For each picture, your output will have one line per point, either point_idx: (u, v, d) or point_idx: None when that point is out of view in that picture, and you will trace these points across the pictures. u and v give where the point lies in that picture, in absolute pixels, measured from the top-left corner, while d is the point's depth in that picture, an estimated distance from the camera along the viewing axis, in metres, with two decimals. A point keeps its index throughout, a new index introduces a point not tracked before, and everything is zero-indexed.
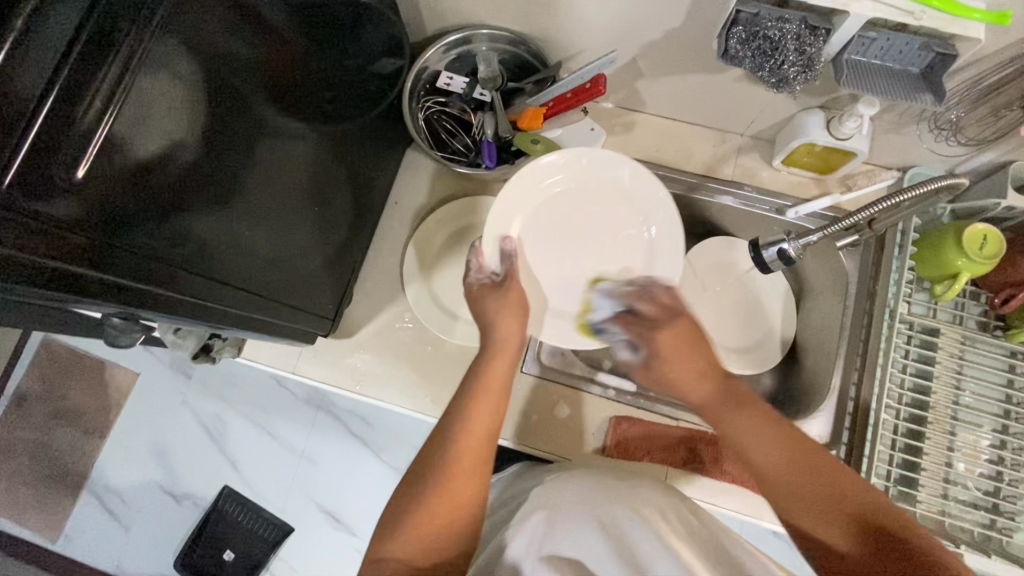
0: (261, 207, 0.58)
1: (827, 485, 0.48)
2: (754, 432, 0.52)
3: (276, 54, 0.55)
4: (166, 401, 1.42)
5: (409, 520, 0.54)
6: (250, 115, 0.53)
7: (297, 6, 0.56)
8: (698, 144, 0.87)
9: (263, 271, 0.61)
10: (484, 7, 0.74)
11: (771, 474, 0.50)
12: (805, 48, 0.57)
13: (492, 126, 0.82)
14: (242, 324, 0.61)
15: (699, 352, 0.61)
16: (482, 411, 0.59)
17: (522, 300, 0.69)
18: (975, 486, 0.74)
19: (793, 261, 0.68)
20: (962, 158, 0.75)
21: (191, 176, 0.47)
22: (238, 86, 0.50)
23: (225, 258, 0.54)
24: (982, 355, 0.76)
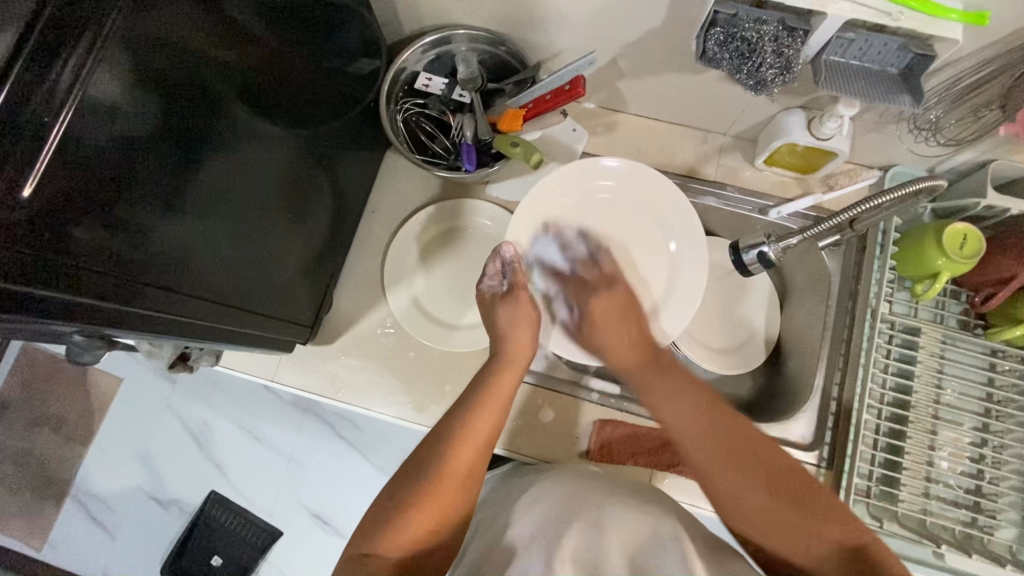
0: (233, 215, 0.57)
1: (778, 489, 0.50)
2: (722, 448, 0.52)
3: (248, 56, 0.54)
4: (149, 406, 1.40)
5: (396, 521, 0.53)
6: (219, 120, 0.51)
7: (266, 6, 0.54)
8: (681, 144, 0.86)
9: (237, 280, 0.60)
10: (462, 6, 0.73)
11: (747, 495, 0.51)
12: (782, 50, 0.56)
13: (471, 128, 0.80)
14: (216, 334, 0.59)
15: (629, 315, 0.66)
16: (481, 426, 0.58)
17: (535, 309, 0.69)
18: (956, 484, 0.74)
19: (773, 264, 0.68)
20: (942, 157, 0.75)
21: (158, 183, 0.46)
22: (208, 88, 0.49)
23: (194, 269, 0.52)
24: (963, 353, 0.77)
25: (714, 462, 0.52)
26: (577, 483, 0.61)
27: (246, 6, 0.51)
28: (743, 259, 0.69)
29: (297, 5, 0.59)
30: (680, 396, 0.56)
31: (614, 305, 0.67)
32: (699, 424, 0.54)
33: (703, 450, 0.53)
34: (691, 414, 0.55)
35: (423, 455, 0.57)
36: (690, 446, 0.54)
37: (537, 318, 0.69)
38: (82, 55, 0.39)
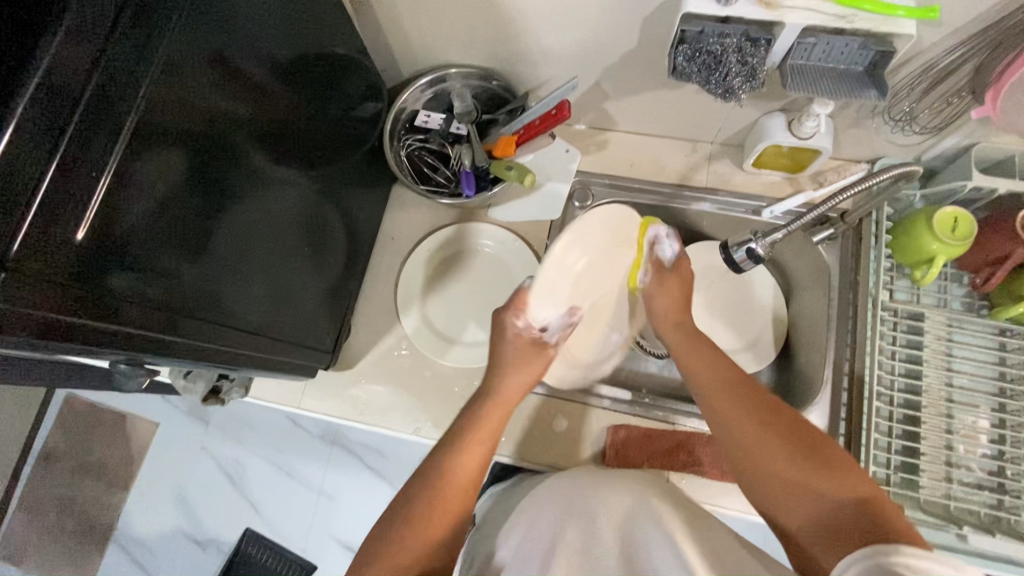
0: (254, 253, 0.62)
1: (775, 428, 0.55)
2: (722, 378, 0.62)
3: (260, 107, 0.59)
4: (185, 447, 1.46)
5: (400, 543, 0.54)
6: (239, 169, 0.58)
7: (274, 65, 0.61)
8: (671, 155, 0.90)
9: (259, 310, 0.65)
10: (453, 45, 0.80)
11: (758, 441, 0.55)
12: (747, 59, 0.60)
13: (469, 157, 0.84)
14: (244, 361, 0.64)
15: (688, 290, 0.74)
16: (465, 472, 0.60)
17: (530, 360, 0.71)
18: (978, 467, 0.73)
19: (763, 259, 0.70)
20: (926, 145, 0.77)
21: (184, 225, 0.51)
22: (228, 139, 0.55)
23: (222, 304, 0.58)
24: (971, 334, 0.77)
25: (759, 440, 0.55)
26: (585, 483, 0.62)
27: (258, 65, 0.58)
28: (734, 257, 0.72)
29: (301, 60, 0.66)
30: (714, 362, 0.64)
31: (678, 291, 0.74)
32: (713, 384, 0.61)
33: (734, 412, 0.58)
34: (717, 368, 0.63)
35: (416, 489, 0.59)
36: (699, 373, 0.64)
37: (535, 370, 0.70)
38: (121, 112, 0.44)
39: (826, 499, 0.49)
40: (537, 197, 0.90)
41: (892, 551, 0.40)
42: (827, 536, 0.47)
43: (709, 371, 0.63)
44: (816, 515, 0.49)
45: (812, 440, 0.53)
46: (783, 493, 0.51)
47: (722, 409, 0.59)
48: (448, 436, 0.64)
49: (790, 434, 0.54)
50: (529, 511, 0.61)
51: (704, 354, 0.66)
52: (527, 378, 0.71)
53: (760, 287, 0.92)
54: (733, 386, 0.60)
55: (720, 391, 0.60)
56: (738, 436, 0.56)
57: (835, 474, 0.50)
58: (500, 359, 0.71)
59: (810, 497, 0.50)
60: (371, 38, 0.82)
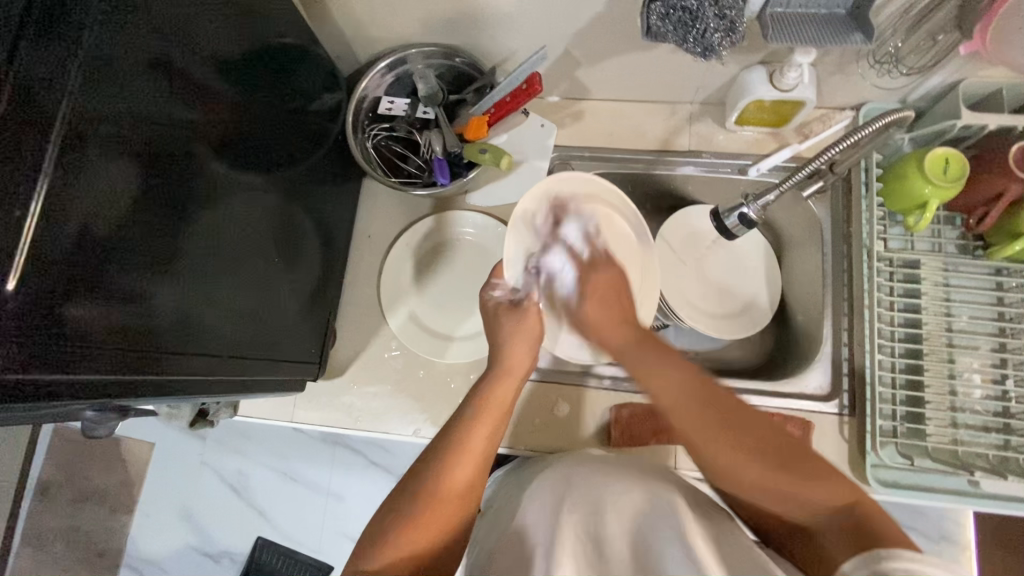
0: (226, 273, 0.59)
1: (757, 439, 0.48)
2: (693, 402, 0.50)
3: (214, 111, 0.55)
4: (184, 464, 1.43)
5: (398, 528, 0.53)
6: (199, 183, 0.53)
7: (220, 63, 0.56)
8: (650, 120, 0.87)
9: (238, 329, 0.61)
10: (410, 22, 0.75)
11: (740, 468, 0.48)
12: (724, 12, 0.54)
13: (439, 143, 0.80)
14: (230, 386, 0.61)
15: (623, 298, 0.65)
16: (472, 450, 0.58)
17: (536, 325, 0.70)
18: (983, 409, 0.73)
19: (756, 224, 0.67)
20: (911, 86, 0.74)
21: (145, 249, 0.47)
22: (183, 150, 0.51)
23: (199, 332, 0.54)
24: (967, 277, 0.76)
25: (748, 462, 0.47)
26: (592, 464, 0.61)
27: (204, 66, 0.53)
28: (726, 223, 0.69)
29: (249, 55, 0.61)
30: (646, 346, 0.57)
31: (613, 300, 0.64)
32: (676, 396, 0.51)
33: (700, 425, 0.49)
34: (679, 378, 0.52)
35: (417, 478, 0.57)
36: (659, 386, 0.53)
37: (536, 333, 0.69)
38: (46, 132, 0.39)
39: (812, 506, 0.46)
40: (515, 177, 0.86)
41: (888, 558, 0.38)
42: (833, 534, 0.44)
43: (672, 390, 0.51)
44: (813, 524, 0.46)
45: (783, 444, 0.48)
46: (782, 499, 0.47)
47: (707, 444, 0.49)
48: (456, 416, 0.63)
49: (777, 453, 0.47)
50: (536, 488, 0.60)
51: (669, 374, 0.53)
52: (531, 342, 0.69)
53: (753, 247, 0.90)
54: (711, 419, 0.49)
55: (691, 413, 0.50)
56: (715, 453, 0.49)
57: (819, 481, 0.46)
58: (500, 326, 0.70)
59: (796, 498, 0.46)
60: (320, 23, 0.76)
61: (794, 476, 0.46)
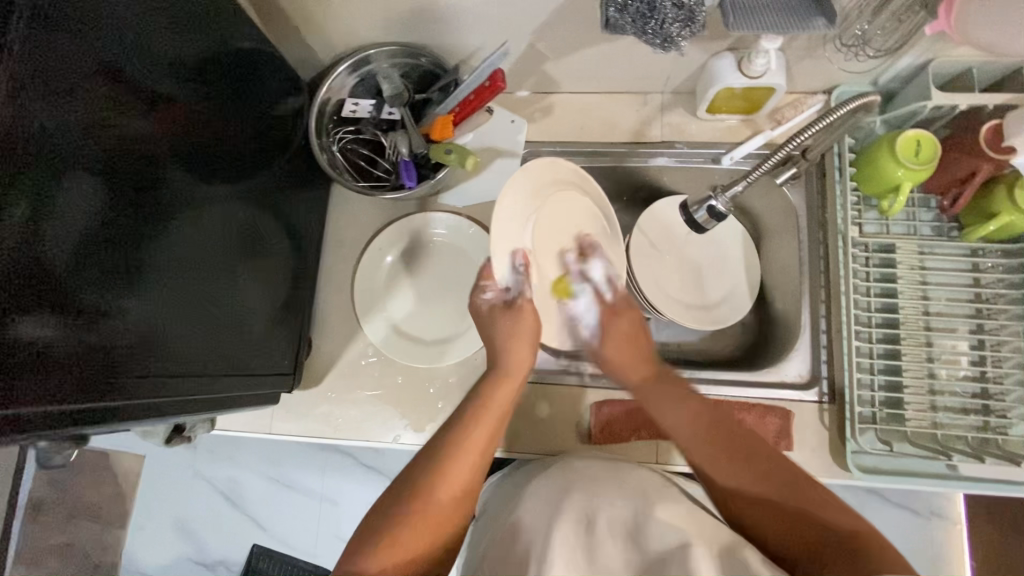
0: (190, 288, 0.57)
1: (758, 461, 0.55)
2: (695, 402, 0.62)
3: (172, 120, 0.54)
4: (177, 475, 1.42)
5: (390, 529, 0.53)
6: (159, 196, 0.52)
7: (178, 71, 0.55)
8: (621, 112, 0.85)
9: (207, 344, 0.60)
10: (368, 22, 0.73)
11: (733, 474, 0.55)
12: (682, 1, 0.52)
13: (405, 143, 0.77)
14: (198, 403, 0.60)
15: (642, 350, 0.69)
16: (468, 454, 0.58)
17: (535, 327, 0.68)
18: (962, 391, 0.73)
19: (725, 216, 0.67)
20: (882, 67, 0.73)
21: (104, 264, 0.46)
22: (142, 162, 0.50)
23: (162, 349, 0.53)
24: (944, 259, 0.75)
25: (745, 474, 0.54)
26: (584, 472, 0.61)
27: (160, 74, 0.52)
28: (695, 217, 0.69)
29: (210, 61, 0.60)
30: (673, 381, 0.66)
31: (626, 343, 0.69)
32: (687, 396, 0.62)
33: (718, 440, 0.57)
34: (700, 410, 0.60)
35: (407, 483, 0.56)
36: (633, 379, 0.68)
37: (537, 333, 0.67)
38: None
39: (809, 522, 0.50)
40: (488, 175, 0.84)
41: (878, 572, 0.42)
42: (811, 548, 0.49)
43: (671, 386, 0.65)
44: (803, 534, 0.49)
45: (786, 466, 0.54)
46: (772, 516, 0.52)
47: (690, 435, 0.59)
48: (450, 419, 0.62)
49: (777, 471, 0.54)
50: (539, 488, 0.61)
51: (669, 381, 0.66)
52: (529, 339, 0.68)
53: (729, 236, 0.89)
54: (715, 416, 0.60)
55: (702, 421, 0.59)
56: (708, 459, 0.57)
57: (812, 498, 0.51)
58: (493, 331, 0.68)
59: (796, 514, 0.51)
60: (276, 26, 0.74)
61: (802, 498, 0.51)
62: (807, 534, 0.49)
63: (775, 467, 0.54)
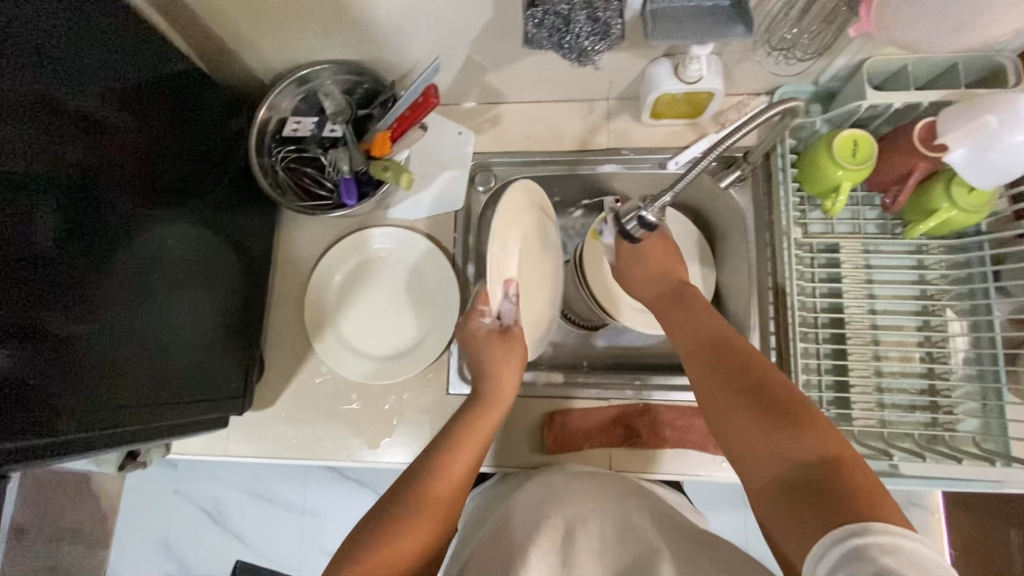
0: (139, 310, 0.58)
1: (753, 390, 0.52)
2: (708, 335, 0.60)
3: (108, 144, 0.55)
4: (158, 493, 1.41)
5: (376, 536, 0.51)
6: (102, 221, 0.54)
7: (116, 93, 0.56)
8: (568, 120, 0.85)
9: (152, 365, 0.60)
10: (302, 41, 0.73)
11: (731, 408, 0.52)
12: (597, 15, 0.53)
13: (346, 161, 0.76)
14: (145, 426, 0.60)
15: (672, 257, 0.73)
16: (454, 470, 0.58)
17: (523, 352, 0.71)
18: (910, 388, 0.73)
19: (656, 227, 0.63)
20: (820, 67, 0.73)
21: (39, 286, 0.47)
22: (78, 185, 0.51)
23: (109, 374, 0.54)
24: (889, 257, 0.76)
25: (738, 410, 0.52)
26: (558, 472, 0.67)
27: (95, 99, 0.53)
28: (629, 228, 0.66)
29: (154, 86, 0.61)
30: (707, 314, 0.64)
31: (661, 255, 0.73)
32: (703, 330, 0.61)
33: (716, 372, 0.55)
34: (709, 343, 0.59)
35: (395, 495, 0.56)
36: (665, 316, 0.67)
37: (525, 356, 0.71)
38: None
39: (791, 459, 0.46)
40: (438, 188, 0.85)
41: (855, 533, 0.38)
42: (789, 489, 0.45)
43: (689, 321, 0.64)
44: (785, 474, 0.46)
45: (784, 396, 0.50)
46: (757, 454, 0.49)
47: (698, 368, 0.58)
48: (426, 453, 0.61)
49: (770, 402, 0.50)
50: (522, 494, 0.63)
51: (696, 312, 0.64)
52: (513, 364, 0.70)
53: (683, 239, 0.89)
54: (722, 346, 0.58)
55: (709, 350, 0.58)
56: (709, 392, 0.55)
57: (801, 432, 0.47)
58: (479, 350, 0.71)
59: (776, 453, 0.47)
60: (210, 49, 0.73)
61: (796, 428, 0.47)
62: (788, 468, 0.46)
63: (770, 400, 0.50)
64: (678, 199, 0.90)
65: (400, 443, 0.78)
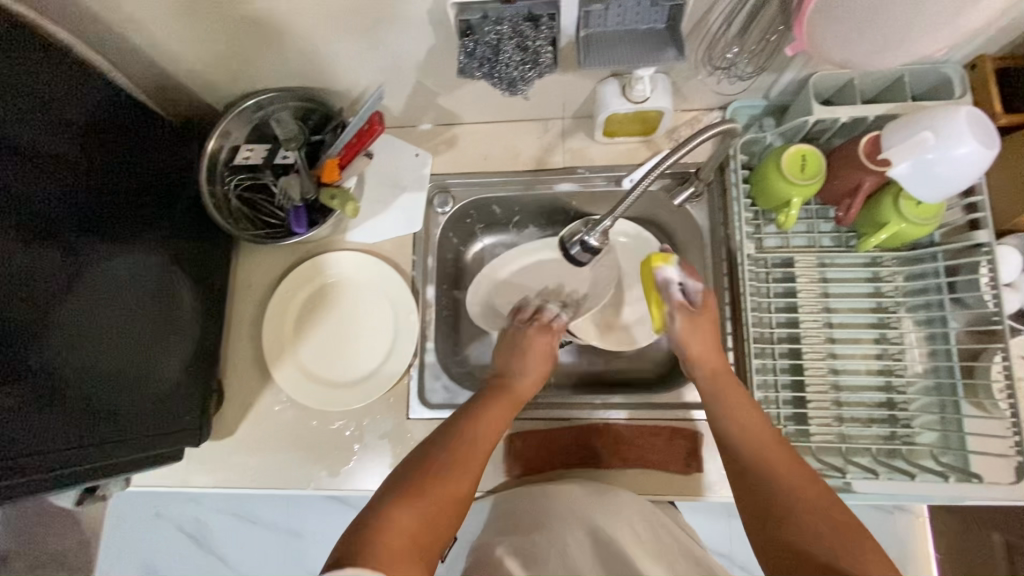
0: (78, 339, 0.58)
1: (815, 497, 0.50)
2: (764, 431, 0.58)
3: (55, 176, 0.56)
4: (139, 516, 1.35)
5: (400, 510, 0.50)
6: (42, 249, 0.54)
7: (64, 125, 0.57)
8: (523, 140, 0.85)
9: (104, 395, 0.61)
10: (250, 71, 0.73)
11: (786, 505, 0.50)
12: (527, 43, 0.55)
13: (296, 189, 0.77)
14: (94, 458, 0.59)
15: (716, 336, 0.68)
16: (475, 451, 0.58)
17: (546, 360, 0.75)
18: (868, 402, 0.73)
19: (599, 252, 0.65)
20: (768, 82, 0.73)
21: None
22: (22, 218, 0.52)
23: (52, 405, 0.54)
24: (844, 270, 0.76)
25: (798, 510, 0.50)
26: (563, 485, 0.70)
27: (42, 133, 0.55)
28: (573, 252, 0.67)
29: (102, 117, 0.62)
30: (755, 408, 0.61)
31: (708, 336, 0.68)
32: (758, 421, 0.59)
33: (776, 468, 0.54)
34: (770, 441, 0.57)
35: (417, 469, 0.55)
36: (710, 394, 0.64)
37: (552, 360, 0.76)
38: None
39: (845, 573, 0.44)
40: (395, 211, 0.84)
41: None
42: None
43: (744, 407, 0.61)
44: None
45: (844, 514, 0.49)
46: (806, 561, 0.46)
47: (754, 459, 0.55)
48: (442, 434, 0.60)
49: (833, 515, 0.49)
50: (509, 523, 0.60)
51: (747, 402, 0.62)
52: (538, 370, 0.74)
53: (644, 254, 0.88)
54: (783, 451, 0.56)
55: (765, 447, 0.56)
56: (762, 486, 0.53)
57: (865, 552, 0.45)
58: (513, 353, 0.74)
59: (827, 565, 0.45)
60: (155, 82, 0.73)
61: (859, 545, 0.46)
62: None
63: (833, 513, 0.49)
64: (638, 215, 0.90)
65: (359, 471, 0.77)
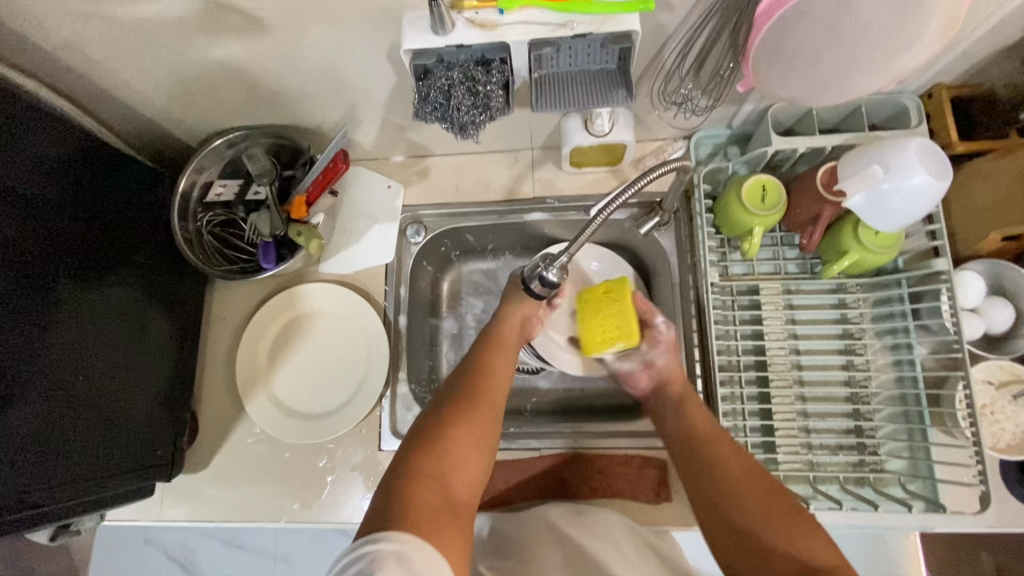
0: (45, 375, 0.58)
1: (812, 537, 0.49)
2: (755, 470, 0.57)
3: (30, 214, 0.58)
4: (127, 542, 1.32)
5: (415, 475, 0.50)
6: (15, 286, 0.56)
7: (43, 166, 0.59)
8: (494, 170, 0.87)
9: (75, 429, 0.61)
10: (222, 112, 0.75)
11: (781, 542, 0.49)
12: (477, 89, 0.56)
13: (266, 226, 0.80)
14: (60, 493, 0.60)
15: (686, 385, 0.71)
16: (482, 411, 0.60)
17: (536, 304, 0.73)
18: (837, 428, 0.73)
19: (557, 285, 0.68)
20: (729, 113, 0.75)
21: None
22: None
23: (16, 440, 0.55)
24: (810, 296, 0.76)
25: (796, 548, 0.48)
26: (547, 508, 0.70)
27: (20, 173, 0.57)
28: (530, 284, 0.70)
29: (79, 156, 0.64)
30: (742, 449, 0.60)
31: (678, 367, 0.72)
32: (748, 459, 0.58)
33: (770, 504, 0.52)
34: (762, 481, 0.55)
35: (426, 429, 0.56)
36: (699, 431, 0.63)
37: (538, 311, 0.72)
38: None
39: None
40: (368, 242, 0.85)
41: None
42: None
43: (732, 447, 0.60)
44: None
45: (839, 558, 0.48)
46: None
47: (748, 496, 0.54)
48: (443, 394, 0.62)
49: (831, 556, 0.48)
50: None
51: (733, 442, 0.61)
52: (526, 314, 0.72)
53: None
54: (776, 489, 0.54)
55: (759, 485, 0.55)
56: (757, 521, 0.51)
57: None
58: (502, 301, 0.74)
59: None
60: (130, 123, 0.75)
61: None
62: None
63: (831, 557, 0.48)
64: (611, 241, 0.91)
65: (332, 503, 0.77)
